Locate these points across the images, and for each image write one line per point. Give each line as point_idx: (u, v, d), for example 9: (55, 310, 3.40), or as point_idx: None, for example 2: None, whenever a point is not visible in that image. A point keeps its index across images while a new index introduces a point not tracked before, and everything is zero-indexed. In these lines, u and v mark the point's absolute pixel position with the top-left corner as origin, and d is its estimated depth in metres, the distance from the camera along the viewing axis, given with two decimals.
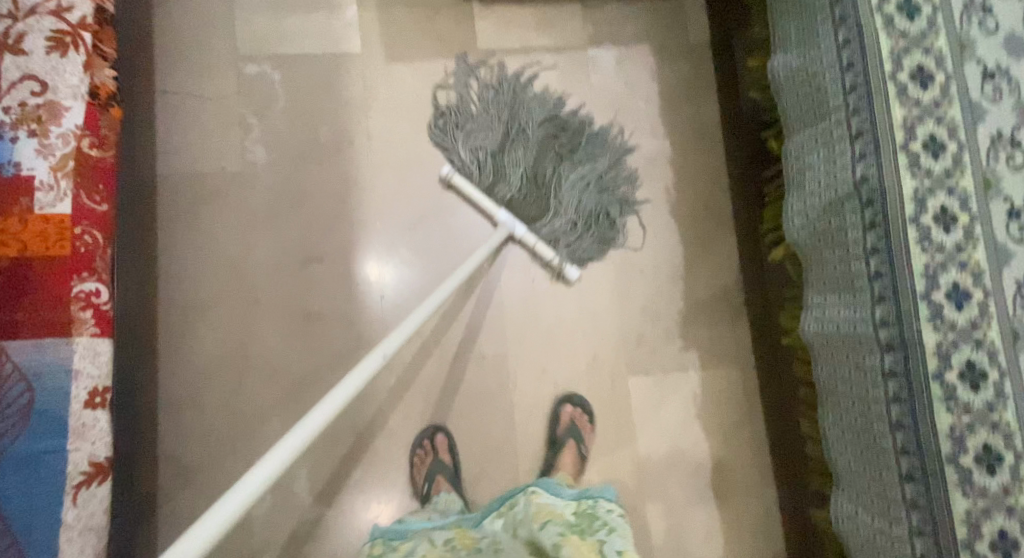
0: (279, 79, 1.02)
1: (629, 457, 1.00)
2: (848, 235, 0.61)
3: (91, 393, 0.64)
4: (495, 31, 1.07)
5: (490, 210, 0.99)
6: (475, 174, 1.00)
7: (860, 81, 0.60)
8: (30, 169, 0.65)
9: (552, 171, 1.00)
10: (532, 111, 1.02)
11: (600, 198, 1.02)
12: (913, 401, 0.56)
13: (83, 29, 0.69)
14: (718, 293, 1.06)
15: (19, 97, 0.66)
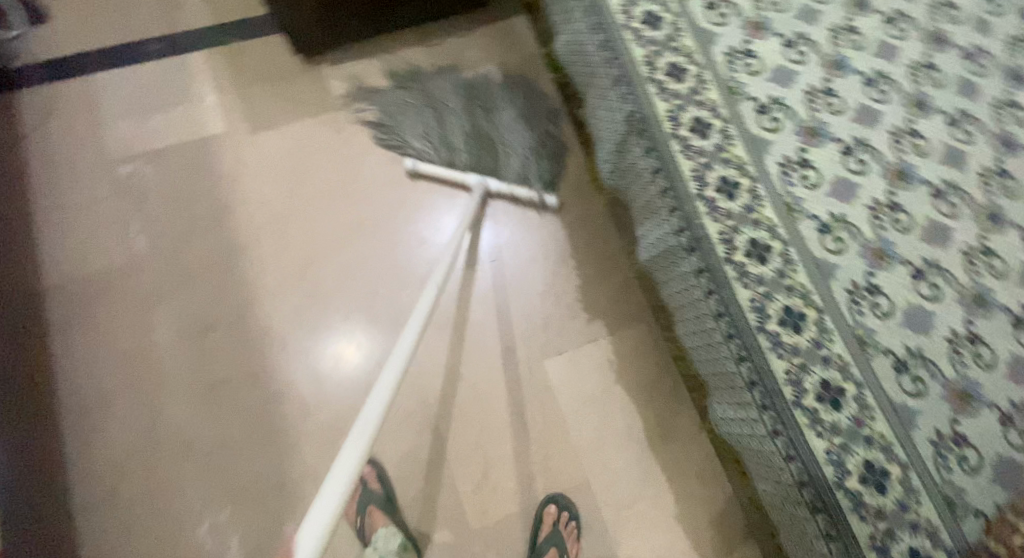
0: (152, 173, 1.08)
1: (562, 440, 1.00)
2: (638, 166, 0.69)
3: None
4: (346, 85, 1.17)
5: (460, 179, 1.09)
6: (434, 155, 1.10)
7: (604, 36, 0.70)
8: None
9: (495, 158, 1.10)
10: (459, 118, 1.12)
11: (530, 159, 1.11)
12: (718, 288, 0.62)
13: None
14: (607, 261, 1.10)
15: None
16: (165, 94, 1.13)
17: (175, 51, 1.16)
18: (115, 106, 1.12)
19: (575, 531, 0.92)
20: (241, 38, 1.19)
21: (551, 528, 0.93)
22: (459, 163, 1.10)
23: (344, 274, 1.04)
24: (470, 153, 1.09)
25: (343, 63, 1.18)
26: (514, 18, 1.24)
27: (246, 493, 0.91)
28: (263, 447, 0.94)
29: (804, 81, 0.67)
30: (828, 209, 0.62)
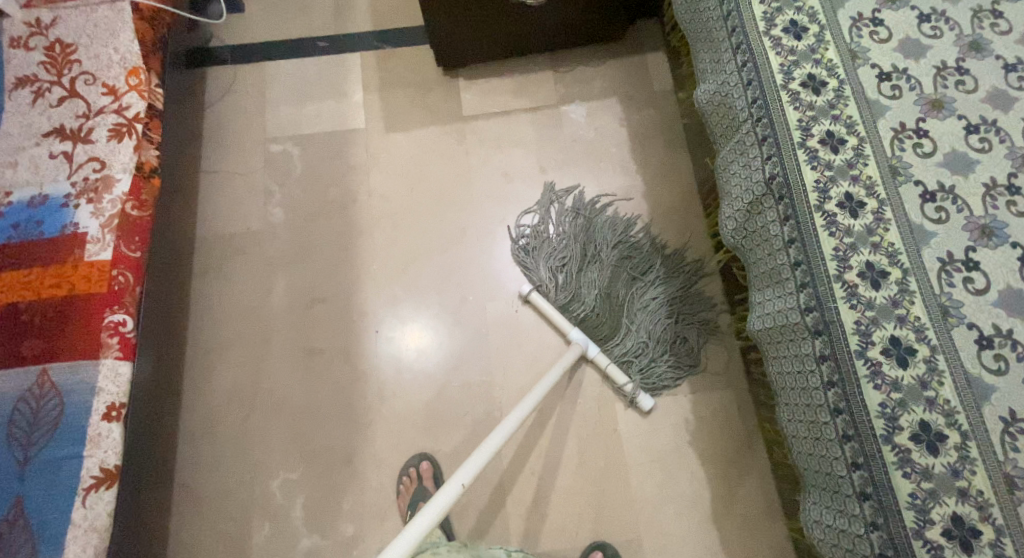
0: (298, 153, 1.19)
1: (626, 489, 0.95)
2: (770, 233, 0.65)
3: (109, 407, 0.71)
4: (481, 99, 1.21)
5: (564, 328, 1.00)
6: (552, 292, 1.04)
7: (757, 93, 0.66)
8: (85, 228, 0.78)
9: (626, 290, 1.03)
10: (606, 234, 1.07)
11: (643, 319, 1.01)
12: (843, 383, 0.56)
13: (135, 121, 0.84)
14: (708, 312, 1.04)
15: (84, 173, 0.80)
16: (321, 85, 1.24)
17: (338, 49, 1.28)
18: (279, 91, 1.24)
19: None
20: (396, 44, 1.27)
21: None
22: (573, 311, 1.03)
23: (433, 273, 1.08)
24: (592, 310, 1.02)
25: (482, 78, 1.23)
26: (655, 55, 1.22)
27: (316, 462, 0.96)
28: (338, 422, 0.98)
29: (983, 172, 0.59)
30: (993, 321, 0.54)
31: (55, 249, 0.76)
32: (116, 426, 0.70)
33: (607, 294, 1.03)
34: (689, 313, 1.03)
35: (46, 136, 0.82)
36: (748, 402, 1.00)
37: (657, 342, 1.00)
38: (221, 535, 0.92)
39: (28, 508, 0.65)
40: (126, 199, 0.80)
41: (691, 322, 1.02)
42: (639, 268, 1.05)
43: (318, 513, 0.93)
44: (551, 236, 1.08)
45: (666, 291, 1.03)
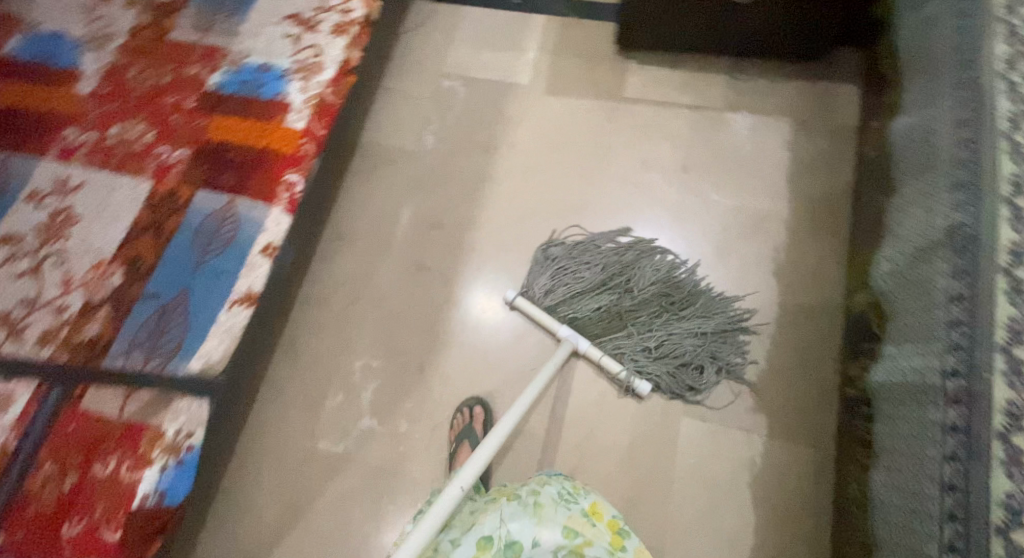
0: (462, 91, 1.25)
1: (660, 503, 0.90)
2: (933, 285, 0.60)
3: (268, 246, 0.86)
4: (647, 85, 1.19)
5: (551, 327, 0.97)
6: (540, 297, 1.00)
7: (972, 135, 0.61)
8: (291, 99, 0.94)
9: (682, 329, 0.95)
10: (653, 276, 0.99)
11: (677, 329, 0.95)
12: (969, 458, 0.51)
13: (353, 24, 1.00)
14: (806, 363, 0.95)
15: (303, 56, 0.97)
16: (503, 36, 1.30)
17: (528, 8, 1.32)
18: (465, 33, 1.31)
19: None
20: (584, 16, 1.29)
21: None
22: (561, 312, 0.98)
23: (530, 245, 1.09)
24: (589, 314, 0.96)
25: (654, 66, 1.21)
26: (847, 89, 1.14)
27: (394, 363, 1.03)
28: (424, 337, 1.04)
29: None
30: None
31: (266, 109, 0.93)
32: (265, 260, 0.85)
33: (623, 316, 0.96)
34: (706, 320, 0.96)
35: (286, 20, 1.01)
36: (828, 465, 0.90)
37: (710, 364, 0.94)
38: (302, 394, 1.03)
39: (190, 299, 0.82)
40: (326, 86, 0.95)
41: (710, 320, 0.96)
42: (627, 286, 0.99)
43: (383, 407, 1.00)
44: (600, 246, 1.04)
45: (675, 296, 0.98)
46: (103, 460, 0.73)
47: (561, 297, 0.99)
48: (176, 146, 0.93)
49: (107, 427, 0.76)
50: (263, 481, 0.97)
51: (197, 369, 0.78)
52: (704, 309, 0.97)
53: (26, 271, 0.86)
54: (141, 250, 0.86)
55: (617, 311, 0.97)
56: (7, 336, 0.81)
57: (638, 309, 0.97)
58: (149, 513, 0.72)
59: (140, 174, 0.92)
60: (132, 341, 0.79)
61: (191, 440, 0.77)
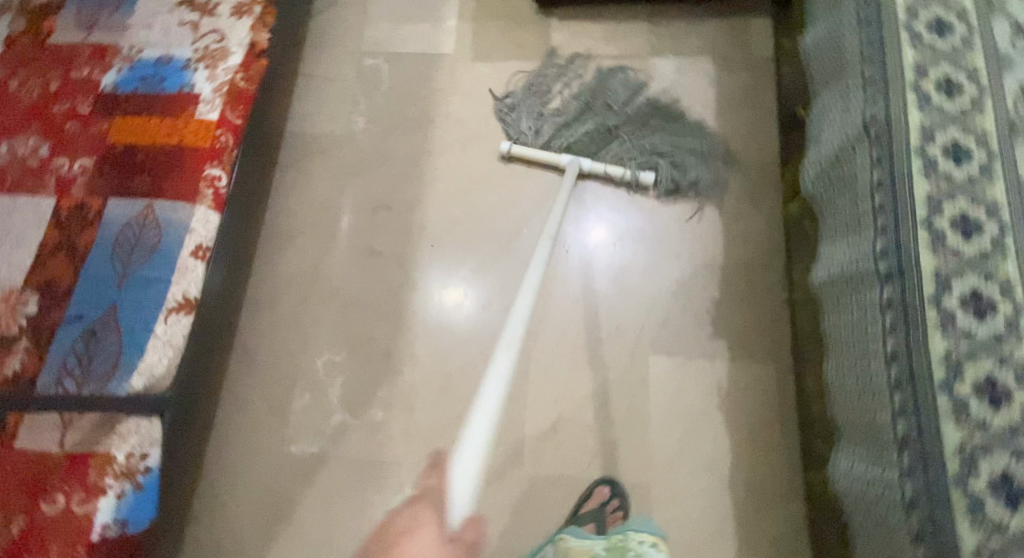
0: (386, 69, 1.22)
1: (640, 436, 0.93)
2: (856, 177, 0.63)
3: (198, 248, 0.81)
4: (570, 42, 1.21)
5: (552, 159, 1.08)
6: (531, 138, 1.11)
7: (874, 35, 0.66)
8: (199, 89, 0.88)
9: (657, 118, 1.11)
10: (618, 92, 1.13)
11: (654, 149, 1.07)
12: (908, 326, 0.55)
13: (255, 4, 0.95)
14: (758, 294, 0.99)
15: (206, 44, 0.91)
16: (421, 8, 1.27)
17: None
18: (381, 10, 1.28)
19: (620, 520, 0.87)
20: None
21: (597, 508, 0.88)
22: (555, 145, 1.10)
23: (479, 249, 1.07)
24: (580, 140, 1.09)
25: (576, 22, 1.23)
26: (758, 22, 1.19)
27: (358, 352, 1.01)
28: (386, 319, 1.03)
29: None
30: None
31: (174, 105, 0.88)
32: (198, 263, 0.80)
33: (613, 132, 1.09)
34: (676, 125, 1.09)
35: (179, 7, 0.94)
36: (787, 385, 0.94)
37: (684, 146, 1.08)
38: (268, 397, 0.99)
39: (121, 313, 0.76)
40: (235, 72, 0.90)
41: (673, 119, 1.10)
42: (608, 99, 1.12)
43: (354, 395, 0.98)
44: (554, 90, 1.16)
45: (641, 113, 1.11)
46: (50, 497, 0.67)
47: (550, 133, 1.11)
48: (76, 156, 0.85)
49: (48, 461, 0.69)
50: (239, 488, 0.94)
51: (138, 387, 0.73)
52: (661, 110, 1.11)
53: None
54: (52, 272, 0.79)
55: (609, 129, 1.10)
56: None
57: (622, 125, 1.10)
58: (113, 543, 0.67)
59: (39, 190, 0.84)
60: (61, 368, 0.73)
61: (147, 461, 0.72)
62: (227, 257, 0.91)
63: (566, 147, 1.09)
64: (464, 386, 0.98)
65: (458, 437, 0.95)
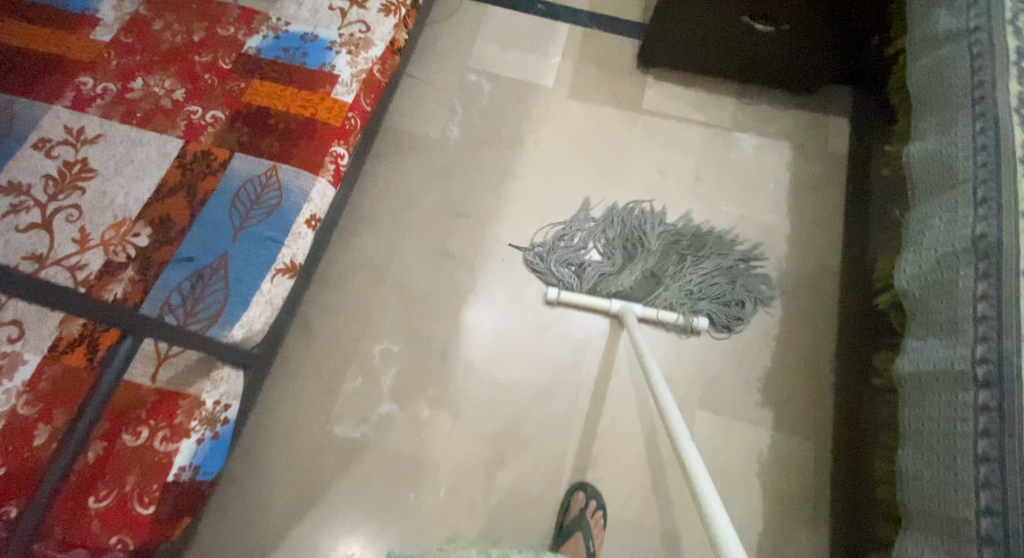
0: (486, 85, 1.23)
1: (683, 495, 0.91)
2: (958, 285, 0.68)
3: (310, 218, 0.84)
4: (665, 101, 1.26)
5: (603, 305, 1.00)
6: (575, 285, 1.02)
7: (990, 162, 0.72)
8: (338, 71, 0.92)
9: (674, 269, 1.05)
10: (654, 221, 1.09)
11: (697, 295, 1.04)
12: (1003, 432, 0.59)
13: (402, 6, 1.01)
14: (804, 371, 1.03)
15: (353, 31, 0.96)
16: (528, 38, 1.30)
17: (553, 14, 1.34)
18: (490, 30, 1.30)
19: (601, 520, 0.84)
20: (606, 28, 1.33)
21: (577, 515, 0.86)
22: (603, 291, 1.02)
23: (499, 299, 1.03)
24: (625, 289, 1.03)
25: (672, 86, 1.28)
26: (839, 120, 1.26)
27: (415, 348, 0.98)
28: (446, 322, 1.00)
29: None
30: None
31: (311, 80, 0.91)
32: (310, 232, 0.84)
33: (659, 280, 1.04)
34: (711, 246, 1.08)
35: None
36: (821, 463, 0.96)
37: (726, 280, 1.06)
38: (315, 378, 0.96)
39: (230, 265, 0.78)
40: (373, 63, 0.94)
41: (707, 240, 1.09)
42: (641, 249, 1.06)
43: (403, 395, 0.95)
44: (584, 224, 1.09)
45: (674, 256, 1.07)
46: (133, 430, 0.68)
47: (595, 280, 1.03)
48: (210, 106, 0.89)
49: (136, 393, 0.70)
50: (271, 465, 0.91)
51: (238, 337, 0.75)
52: (695, 240, 1.09)
53: (34, 223, 0.79)
54: (170, 210, 0.82)
55: (654, 275, 1.05)
56: (13, 294, 0.75)
57: (664, 270, 1.05)
58: (183, 487, 0.69)
59: (169, 130, 0.87)
60: (165, 303, 0.75)
61: (227, 412, 0.74)
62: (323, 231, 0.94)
63: (612, 291, 1.02)
64: (513, 403, 0.96)
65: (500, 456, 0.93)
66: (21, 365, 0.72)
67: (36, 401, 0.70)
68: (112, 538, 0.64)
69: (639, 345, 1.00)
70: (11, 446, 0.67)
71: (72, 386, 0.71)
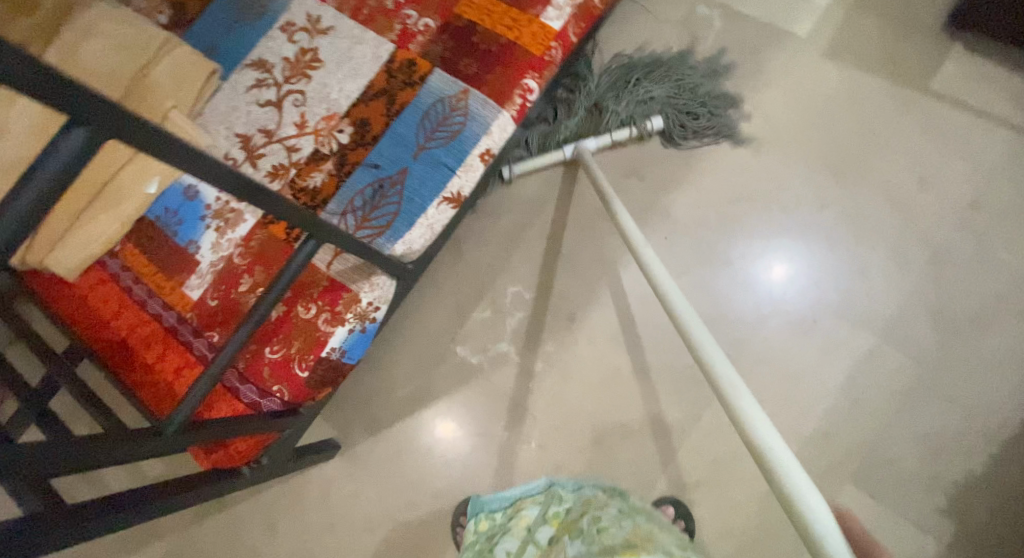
0: (720, 25, 1.04)
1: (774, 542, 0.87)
2: None
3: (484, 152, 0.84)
4: (963, 82, 0.94)
5: (557, 156, 0.98)
6: (526, 158, 1.01)
7: None
8: None
9: (621, 105, 0.99)
10: (600, 85, 1.00)
11: (662, 123, 0.98)
12: None
13: None
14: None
15: None
16: None
17: None
18: None
19: None
20: None
21: None
22: (552, 145, 1.00)
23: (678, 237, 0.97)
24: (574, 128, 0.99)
25: (980, 64, 0.95)
26: None
27: (550, 300, 1.01)
28: (591, 284, 1.00)
29: None
30: None
31: None
32: (481, 165, 0.84)
33: (614, 118, 0.99)
34: (665, 70, 1.00)
35: None
36: None
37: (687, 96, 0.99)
38: (458, 299, 1.03)
39: (407, 181, 0.83)
40: None
41: (648, 76, 1.00)
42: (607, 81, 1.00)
43: (529, 339, 1.00)
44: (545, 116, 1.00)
45: (622, 107, 0.98)
46: (306, 305, 0.79)
47: (539, 143, 1.00)
48: (425, 13, 0.89)
49: (314, 275, 0.81)
50: (404, 361, 1.03)
51: (396, 253, 0.81)
52: (655, 60, 1.01)
53: (270, 101, 0.91)
54: (371, 114, 0.87)
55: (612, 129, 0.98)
56: (246, 159, 0.89)
57: (603, 96, 1.00)
58: (331, 364, 0.79)
59: (385, 33, 0.90)
60: (348, 204, 0.83)
61: (377, 312, 0.82)
62: (499, 163, 0.94)
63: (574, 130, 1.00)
64: (627, 390, 0.95)
65: (600, 430, 0.95)
66: (240, 223, 0.86)
67: (246, 255, 0.85)
68: (274, 386, 0.78)
69: (813, 363, 0.88)
70: (225, 286, 0.84)
71: (271, 251, 0.85)
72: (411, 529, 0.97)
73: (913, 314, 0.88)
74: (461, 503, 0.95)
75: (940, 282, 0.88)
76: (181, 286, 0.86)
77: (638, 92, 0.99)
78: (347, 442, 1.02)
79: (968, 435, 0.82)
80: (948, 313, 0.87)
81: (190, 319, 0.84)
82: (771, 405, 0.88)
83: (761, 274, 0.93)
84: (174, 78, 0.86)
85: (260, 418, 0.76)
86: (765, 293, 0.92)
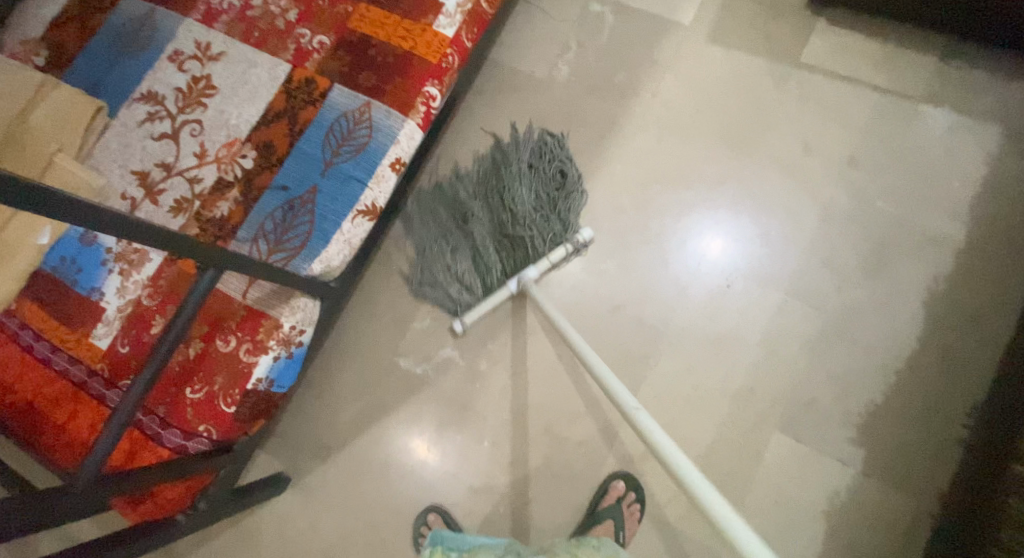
0: (612, 21, 1.09)
1: None
2: None
3: (394, 162, 0.84)
4: (832, 54, 1.03)
5: (503, 293, 0.94)
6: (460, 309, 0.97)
7: None
8: None
9: (482, 212, 0.97)
10: (464, 185, 1.01)
11: (551, 218, 0.95)
12: None
13: None
14: (931, 421, 0.86)
15: None
16: None
17: None
18: None
19: (637, 514, 0.89)
20: None
21: (612, 505, 0.89)
22: (492, 275, 0.95)
23: (598, 227, 1.00)
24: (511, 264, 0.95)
25: (845, 36, 1.03)
26: None
27: None
28: None
29: None
30: None
31: (415, 8, 0.87)
32: (392, 175, 0.84)
33: (508, 233, 0.95)
34: (512, 162, 0.99)
35: None
36: (922, 524, 0.82)
37: (544, 192, 0.97)
38: (390, 312, 1.03)
39: (318, 199, 0.82)
40: None
41: (504, 172, 0.99)
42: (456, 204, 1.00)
43: (467, 342, 1.00)
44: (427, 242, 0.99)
45: (494, 211, 0.97)
46: (224, 337, 0.76)
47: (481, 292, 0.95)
48: (318, 31, 0.89)
49: (230, 305, 0.78)
50: (343, 383, 1.01)
51: (315, 273, 0.80)
52: (501, 159, 1.02)
53: (164, 133, 0.87)
54: (273, 136, 0.85)
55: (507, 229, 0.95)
56: (145, 196, 0.85)
57: (504, 224, 0.96)
58: (260, 394, 0.77)
59: (280, 54, 0.89)
60: (259, 230, 0.81)
61: (302, 336, 0.80)
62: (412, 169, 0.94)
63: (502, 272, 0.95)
64: (567, 378, 0.97)
65: (546, 422, 0.96)
66: (146, 262, 0.82)
67: (156, 295, 0.81)
68: (200, 426, 0.74)
69: (733, 327, 0.93)
70: (137, 330, 0.80)
71: (182, 288, 0.81)
72: (368, 552, 0.94)
73: (816, 269, 0.94)
74: (419, 514, 0.94)
75: (836, 236, 0.95)
76: (88, 336, 0.81)
77: (495, 195, 0.98)
78: (293, 475, 0.98)
79: (876, 373, 0.89)
80: (846, 263, 0.94)
81: (102, 370, 0.79)
82: (701, 371, 0.92)
83: (676, 252, 0.97)
84: (53, 121, 0.82)
85: (188, 460, 0.72)
86: (682, 268, 0.97)
